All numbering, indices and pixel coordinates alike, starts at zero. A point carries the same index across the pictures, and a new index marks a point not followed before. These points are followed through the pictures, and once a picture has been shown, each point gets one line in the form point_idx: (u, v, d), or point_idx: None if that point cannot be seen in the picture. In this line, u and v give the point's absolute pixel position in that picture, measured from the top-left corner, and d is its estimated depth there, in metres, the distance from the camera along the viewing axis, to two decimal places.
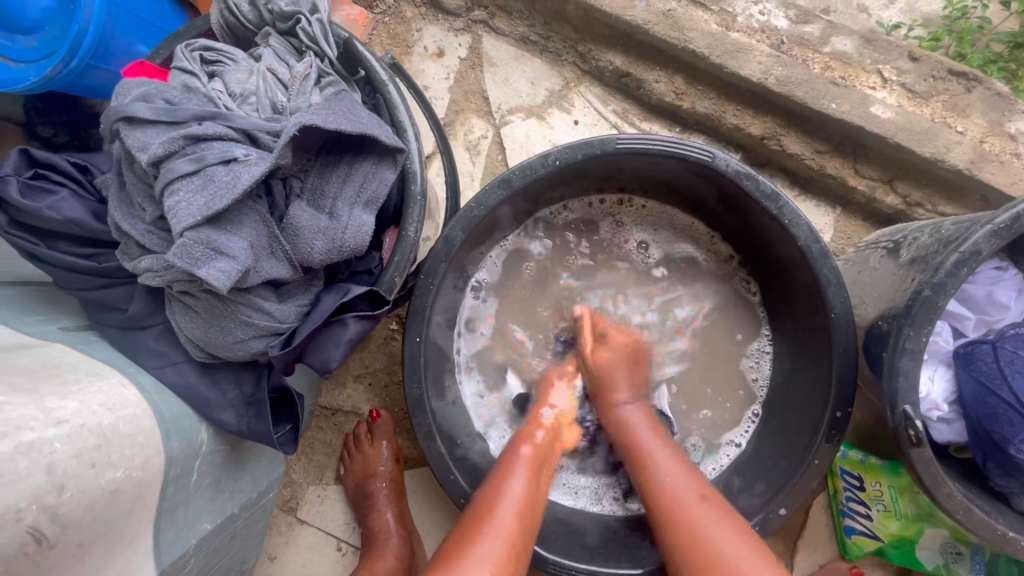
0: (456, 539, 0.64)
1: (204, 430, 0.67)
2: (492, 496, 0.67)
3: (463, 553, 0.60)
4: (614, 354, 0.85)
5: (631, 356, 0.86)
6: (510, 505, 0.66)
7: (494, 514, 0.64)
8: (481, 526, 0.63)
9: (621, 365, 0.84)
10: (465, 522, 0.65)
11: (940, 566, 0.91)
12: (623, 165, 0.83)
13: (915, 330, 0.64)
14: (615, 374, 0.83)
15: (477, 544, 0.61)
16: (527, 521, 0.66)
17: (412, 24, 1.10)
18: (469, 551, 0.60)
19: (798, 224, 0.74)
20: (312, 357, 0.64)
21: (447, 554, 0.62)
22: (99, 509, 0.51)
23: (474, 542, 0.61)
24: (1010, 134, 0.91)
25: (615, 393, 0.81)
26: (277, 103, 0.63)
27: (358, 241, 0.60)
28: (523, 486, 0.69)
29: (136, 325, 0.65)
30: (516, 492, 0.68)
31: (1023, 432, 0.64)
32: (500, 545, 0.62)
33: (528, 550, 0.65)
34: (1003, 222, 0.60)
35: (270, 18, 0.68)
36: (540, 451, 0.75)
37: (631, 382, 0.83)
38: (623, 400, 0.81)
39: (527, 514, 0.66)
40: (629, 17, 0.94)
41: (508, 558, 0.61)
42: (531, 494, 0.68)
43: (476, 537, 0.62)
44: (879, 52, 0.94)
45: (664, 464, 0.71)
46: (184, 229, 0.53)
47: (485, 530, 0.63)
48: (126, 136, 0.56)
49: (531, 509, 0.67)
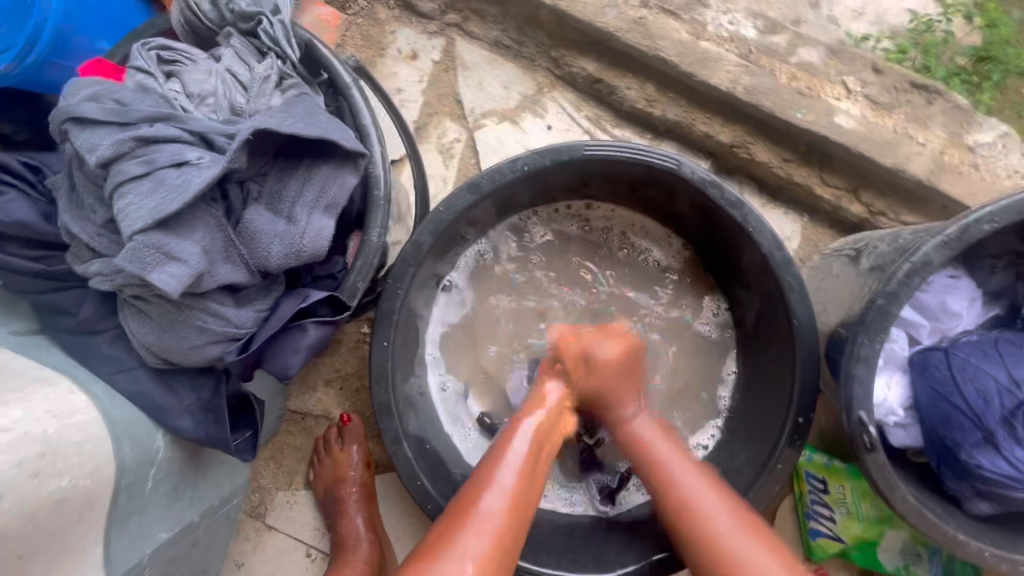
0: (443, 523, 0.63)
1: (160, 437, 0.66)
2: (482, 484, 0.65)
3: (451, 542, 0.60)
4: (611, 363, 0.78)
5: (629, 355, 0.81)
6: (501, 496, 0.63)
7: (483, 505, 0.63)
8: (469, 515, 0.62)
9: (618, 370, 0.78)
10: (455, 503, 0.65)
11: (901, 568, 0.92)
12: (591, 172, 0.84)
13: (869, 337, 0.65)
14: (614, 383, 0.78)
15: (463, 533, 0.60)
16: (519, 516, 0.63)
17: (386, 26, 1.09)
18: (453, 542, 0.60)
19: (761, 232, 0.75)
20: (271, 363, 0.63)
21: (430, 542, 0.61)
22: (41, 519, 0.51)
23: (459, 531, 0.61)
24: (969, 145, 0.93)
25: (624, 409, 0.77)
26: (236, 105, 0.62)
27: (317, 246, 0.60)
28: (516, 475, 0.65)
29: (88, 329, 0.64)
30: (508, 485, 0.64)
31: (973, 437, 0.66)
32: (486, 538, 0.60)
33: (520, 537, 0.64)
34: (952, 234, 0.62)
35: (231, 18, 0.67)
36: (540, 435, 0.71)
37: (632, 392, 0.78)
38: (629, 393, 0.78)
39: (520, 505, 0.64)
40: (601, 24, 0.95)
41: (494, 548, 0.60)
42: (524, 488, 0.65)
43: (461, 526, 0.61)
44: (844, 64, 0.96)
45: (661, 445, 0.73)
46: (134, 232, 0.52)
47: (473, 521, 0.61)
48: (75, 137, 0.55)
49: (523, 495, 0.65)
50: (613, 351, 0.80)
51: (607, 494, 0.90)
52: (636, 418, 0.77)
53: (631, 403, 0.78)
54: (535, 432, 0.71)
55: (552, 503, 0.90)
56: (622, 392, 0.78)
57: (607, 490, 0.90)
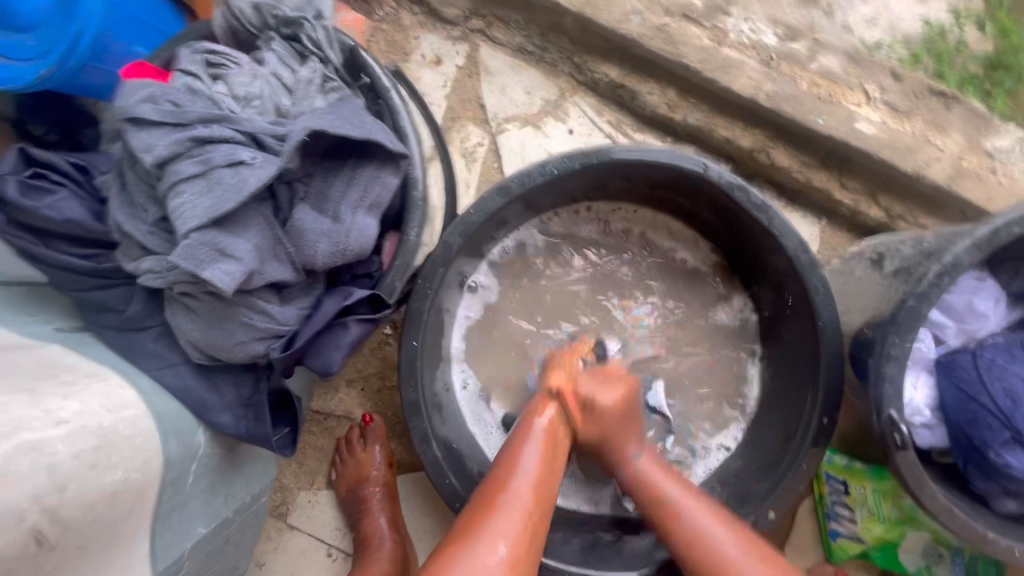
0: (472, 509, 0.64)
1: (201, 433, 0.67)
2: (508, 470, 0.67)
3: (482, 527, 0.61)
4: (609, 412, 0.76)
5: (627, 402, 0.78)
6: (528, 479, 0.66)
7: (511, 491, 0.65)
8: (498, 500, 0.64)
9: (616, 415, 0.76)
10: (479, 493, 0.67)
11: (922, 569, 0.93)
12: (618, 175, 0.85)
13: (900, 337, 0.66)
14: (618, 427, 0.76)
15: (496, 516, 0.62)
16: (543, 498, 0.66)
17: (411, 32, 1.11)
18: (484, 527, 0.61)
19: (788, 234, 0.76)
20: (313, 360, 0.64)
21: (459, 529, 0.62)
22: (98, 510, 0.51)
23: (488, 517, 0.62)
24: (987, 151, 0.94)
25: (623, 450, 0.77)
26: (282, 107, 0.64)
27: (362, 245, 0.61)
28: (539, 459, 0.69)
29: (134, 326, 0.65)
30: (532, 468, 0.68)
31: (1002, 437, 0.67)
32: (518, 520, 0.62)
33: (546, 522, 0.66)
34: (983, 235, 0.63)
35: (274, 23, 0.69)
36: (554, 425, 0.74)
37: (633, 430, 0.78)
38: (625, 435, 0.77)
39: (545, 489, 0.67)
40: (625, 31, 0.97)
41: (524, 530, 0.62)
42: (547, 473, 0.68)
43: (493, 510, 0.63)
44: (864, 70, 0.98)
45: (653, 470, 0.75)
46: (190, 230, 0.53)
47: (504, 504, 0.63)
48: (131, 136, 0.56)
49: (546, 481, 0.68)
50: (617, 398, 0.76)
51: None
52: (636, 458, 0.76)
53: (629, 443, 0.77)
54: (551, 421, 0.73)
55: (576, 503, 0.91)
56: (619, 435, 0.77)
57: None
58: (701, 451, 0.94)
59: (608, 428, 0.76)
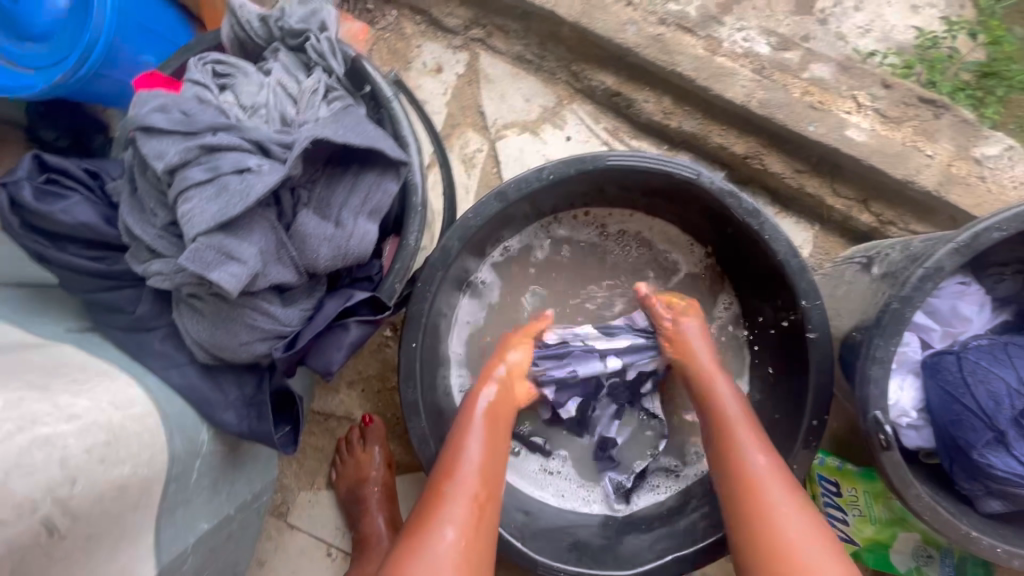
0: (423, 502, 0.68)
1: (205, 431, 0.69)
2: (452, 461, 0.70)
3: (431, 518, 0.65)
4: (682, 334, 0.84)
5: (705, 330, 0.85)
6: (472, 467, 0.69)
7: (456, 480, 0.68)
8: (445, 492, 0.67)
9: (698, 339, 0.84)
10: (429, 484, 0.69)
11: (914, 570, 0.94)
12: (612, 180, 0.87)
13: (885, 340, 0.68)
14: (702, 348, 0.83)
15: (444, 507, 0.65)
16: (488, 479, 0.69)
17: (412, 40, 1.14)
18: (432, 518, 0.65)
19: (777, 239, 0.78)
20: (315, 360, 0.66)
21: (413, 521, 0.66)
22: (106, 503, 0.53)
23: (436, 508, 0.65)
24: (976, 158, 0.96)
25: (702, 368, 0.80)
26: (286, 115, 0.67)
27: (362, 249, 0.63)
28: (480, 445, 0.71)
29: (141, 327, 0.67)
30: (475, 456, 0.70)
31: (985, 438, 0.69)
32: (464, 507, 0.66)
33: (495, 500, 0.69)
34: (964, 241, 0.65)
35: (280, 34, 0.72)
36: (493, 410, 0.77)
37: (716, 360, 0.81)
38: (709, 367, 0.80)
39: (492, 470, 0.70)
40: (621, 40, 0.99)
41: (472, 514, 0.66)
42: (491, 456, 0.71)
43: (441, 502, 0.66)
44: (855, 79, 1.00)
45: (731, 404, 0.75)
46: (198, 234, 0.55)
47: (450, 494, 0.66)
48: (143, 144, 0.59)
49: (490, 464, 0.71)
50: (699, 329, 0.85)
51: (620, 493, 0.92)
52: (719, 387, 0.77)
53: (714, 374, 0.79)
54: (487, 408, 0.76)
55: (571, 505, 0.92)
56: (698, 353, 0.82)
57: (622, 489, 0.92)
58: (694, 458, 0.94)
59: (693, 350, 0.82)
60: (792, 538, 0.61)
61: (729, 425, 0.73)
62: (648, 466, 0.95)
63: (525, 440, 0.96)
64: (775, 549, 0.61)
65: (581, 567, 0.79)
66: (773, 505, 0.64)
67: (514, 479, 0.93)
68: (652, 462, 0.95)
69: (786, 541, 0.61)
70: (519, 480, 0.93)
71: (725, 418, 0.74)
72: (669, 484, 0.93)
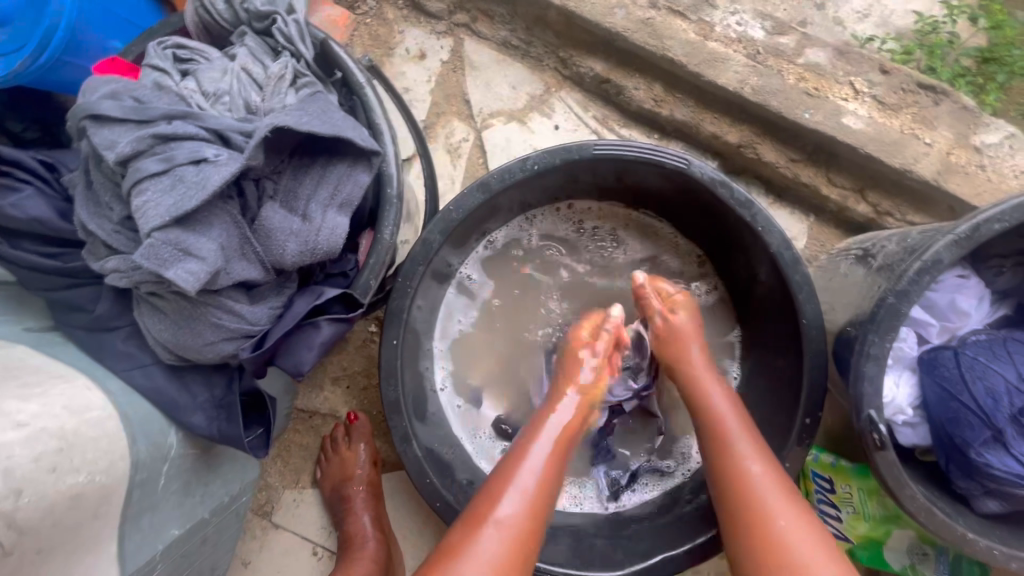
0: (458, 526, 0.63)
1: (173, 434, 0.66)
2: (500, 488, 0.64)
3: (463, 548, 0.60)
4: (688, 320, 0.82)
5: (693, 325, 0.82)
6: (518, 500, 0.63)
7: (502, 507, 0.62)
8: (482, 520, 0.62)
9: (690, 336, 0.81)
10: (470, 506, 0.65)
11: (907, 567, 0.92)
12: (600, 171, 0.84)
13: (880, 336, 0.65)
14: (692, 340, 0.80)
15: (479, 539, 0.60)
16: (534, 517, 0.63)
17: (394, 26, 1.10)
18: (468, 548, 0.59)
19: (770, 232, 0.75)
20: (284, 360, 0.63)
21: (445, 544, 0.61)
22: (59, 514, 0.51)
23: (474, 537, 0.60)
24: (975, 146, 0.92)
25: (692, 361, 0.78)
26: (251, 103, 0.63)
27: (332, 243, 0.60)
28: (538, 474, 0.66)
29: (103, 326, 0.64)
30: (528, 489, 0.64)
31: (983, 436, 0.66)
32: (504, 541, 0.60)
33: (536, 540, 0.63)
34: (963, 232, 0.63)
35: (247, 17, 0.68)
36: (563, 435, 0.71)
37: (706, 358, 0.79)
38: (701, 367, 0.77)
39: (539, 508, 0.64)
40: (609, 24, 0.95)
41: (509, 550, 0.60)
42: (546, 489, 0.65)
43: (479, 531, 0.61)
44: (851, 64, 0.96)
45: (724, 410, 0.72)
46: (152, 229, 0.52)
47: (490, 523, 0.61)
48: (94, 134, 0.56)
49: (543, 495, 0.65)
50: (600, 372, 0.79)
51: (612, 491, 0.90)
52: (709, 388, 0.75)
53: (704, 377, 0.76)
54: (557, 437, 0.71)
55: (561, 503, 0.90)
56: (689, 346, 0.80)
57: (615, 486, 0.91)
58: (682, 456, 0.91)
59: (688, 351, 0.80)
60: (789, 543, 0.59)
61: (724, 439, 0.69)
62: (640, 465, 0.92)
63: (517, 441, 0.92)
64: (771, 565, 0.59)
65: (569, 568, 0.78)
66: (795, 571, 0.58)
67: None
68: (645, 461, 0.92)
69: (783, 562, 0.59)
70: None
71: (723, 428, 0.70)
72: (659, 484, 0.90)
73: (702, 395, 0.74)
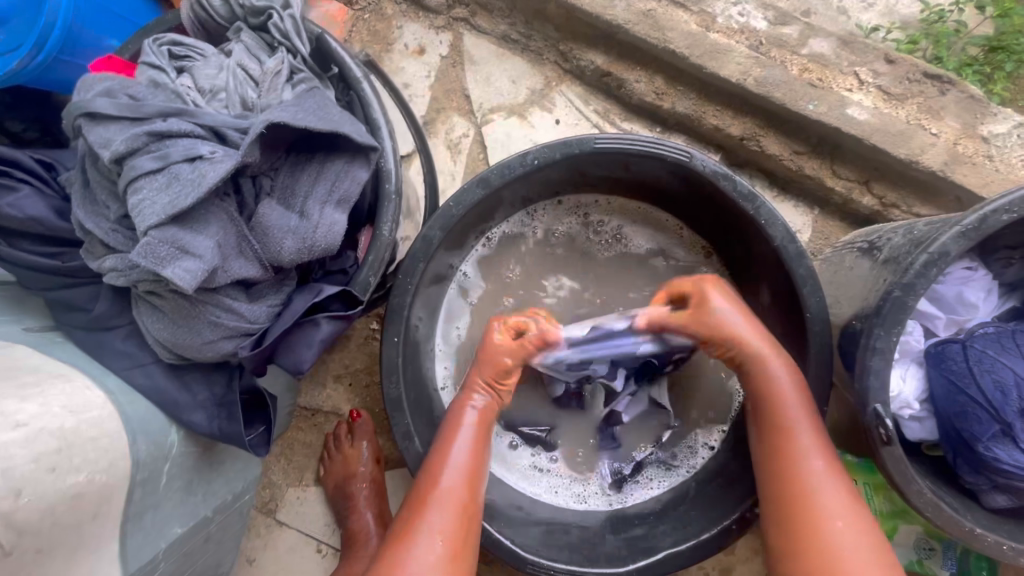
0: (405, 508, 0.66)
1: (174, 432, 0.66)
2: (436, 466, 0.67)
3: (412, 528, 0.63)
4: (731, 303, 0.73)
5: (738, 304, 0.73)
6: (455, 472, 0.67)
7: (442, 486, 0.65)
8: (425, 499, 0.65)
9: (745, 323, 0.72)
10: (412, 491, 0.67)
11: (914, 562, 0.91)
12: (601, 164, 0.83)
13: (885, 330, 0.64)
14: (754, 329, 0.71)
15: (426, 515, 0.63)
16: (474, 486, 0.67)
17: (393, 21, 1.09)
18: (416, 527, 0.63)
19: (774, 224, 0.74)
20: (284, 357, 0.63)
21: (395, 528, 0.64)
22: (59, 514, 0.51)
23: (419, 517, 0.63)
24: (983, 136, 0.91)
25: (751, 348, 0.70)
26: (247, 99, 0.62)
27: (329, 240, 0.60)
28: (469, 449, 0.69)
29: (102, 325, 0.64)
30: (461, 464, 0.67)
31: (991, 430, 0.65)
32: (451, 516, 0.64)
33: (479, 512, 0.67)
34: (971, 223, 0.61)
35: (242, 13, 0.67)
36: (485, 413, 0.73)
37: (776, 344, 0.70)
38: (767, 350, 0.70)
39: (475, 479, 0.68)
40: (610, 17, 0.94)
41: (459, 524, 0.64)
42: (475, 461, 0.69)
43: (424, 509, 0.64)
44: (856, 54, 0.95)
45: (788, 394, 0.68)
46: (148, 227, 0.52)
47: (432, 503, 0.64)
48: (89, 132, 0.56)
49: (476, 471, 0.68)
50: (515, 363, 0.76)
51: (615, 482, 0.90)
52: (771, 370, 0.69)
53: (769, 355, 0.70)
54: (479, 417, 0.72)
55: (565, 500, 0.89)
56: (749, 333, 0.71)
57: (617, 477, 0.90)
58: (689, 449, 0.90)
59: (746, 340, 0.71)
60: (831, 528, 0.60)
61: (782, 422, 0.67)
62: (646, 456, 0.91)
63: (524, 433, 0.92)
64: (815, 543, 0.60)
65: (573, 565, 0.77)
66: (834, 554, 0.59)
67: (504, 475, 0.90)
68: (650, 453, 0.91)
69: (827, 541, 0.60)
70: (509, 476, 0.90)
71: (782, 411, 0.68)
72: (663, 479, 0.90)
73: (763, 376, 0.69)
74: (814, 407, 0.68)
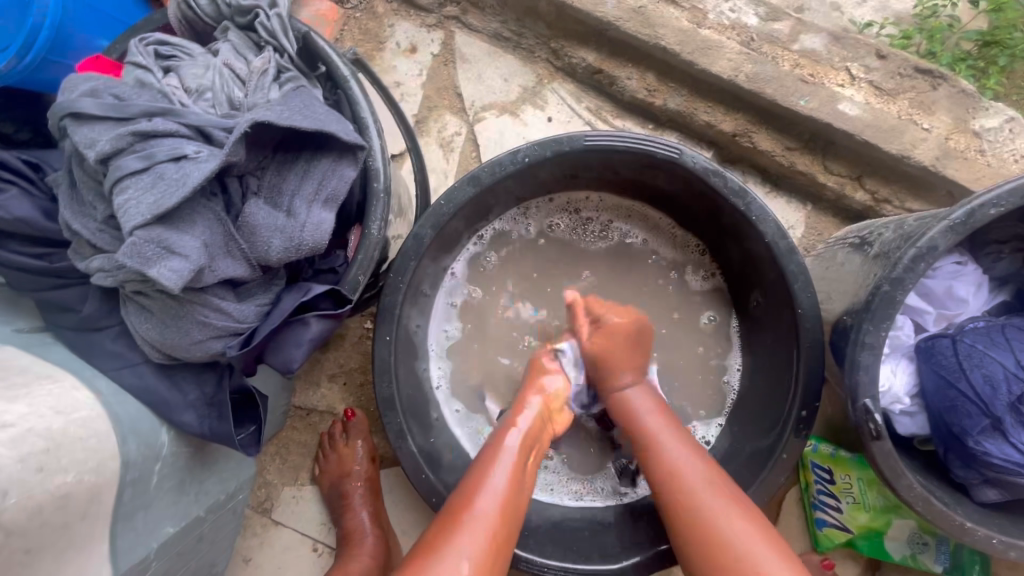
0: (437, 528, 0.63)
1: (165, 432, 0.66)
2: (475, 487, 0.66)
3: (443, 547, 0.60)
4: (615, 335, 0.81)
5: (637, 331, 0.82)
6: (493, 496, 0.65)
7: (477, 506, 0.63)
8: (461, 518, 0.62)
9: (625, 339, 0.81)
10: (445, 510, 0.65)
11: (907, 557, 0.91)
12: (591, 162, 0.83)
13: (874, 325, 0.65)
14: (620, 354, 0.80)
15: (459, 534, 0.61)
16: (509, 510, 0.65)
17: (384, 20, 1.09)
18: (448, 546, 0.60)
19: (765, 220, 0.74)
20: (274, 357, 0.64)
21: (423, 546, 0.61)
22: (47, 514, 0.51)
23: (453, 536, 0.61)
24: (975, 131, 0.91)
25: (620, 377, 0.79)
26: (234, 99, 0.62)
27: (317, 239, 0.60)
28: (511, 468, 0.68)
29: (91, 326, 0.64)
30: (500, 488, 0.66)
31: (981, 425, 0.65)
32: (482, 539, 0.61)
33: (512, 539, 0.65)
34: (959, 218, 0.61)
35: (229, 12, 0.67)
36: (529, 438, 0.73)
37: (633, 363, 0.80)
38: (620, 368, 0.80)
39: (512, 506, 0.66)
40: (600, 13, 0.94)
41: (489, 548, 0.61)
42: (516, 487, 0.67)
43: (458, 529, 0.61)
44: (847, 50, 0.95)
45: (646, 416, 0.76)
46: (134, 227, 0.52)
47: (468, 522, 0.62)
48: (73, 132, 0.56)
49: (514, 496, 0.66)
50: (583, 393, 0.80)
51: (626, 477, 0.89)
52: (629, 389, 0.79)
53: (628, 374, 0.80)
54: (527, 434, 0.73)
55: (565, 498, 0.89)
56: (617, 360, 0.80)
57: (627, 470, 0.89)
58: None
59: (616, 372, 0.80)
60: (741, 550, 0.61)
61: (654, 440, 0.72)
62: None
63: None
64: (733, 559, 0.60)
65: (568, 561, 0.77)
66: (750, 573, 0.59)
67: None
68: None
69: (726, 542, 0.62)
70: None
71: (640, 425, 0.75)
72: None
73: (622, 395, 0.79)
74: (673, 426, 0.74)
